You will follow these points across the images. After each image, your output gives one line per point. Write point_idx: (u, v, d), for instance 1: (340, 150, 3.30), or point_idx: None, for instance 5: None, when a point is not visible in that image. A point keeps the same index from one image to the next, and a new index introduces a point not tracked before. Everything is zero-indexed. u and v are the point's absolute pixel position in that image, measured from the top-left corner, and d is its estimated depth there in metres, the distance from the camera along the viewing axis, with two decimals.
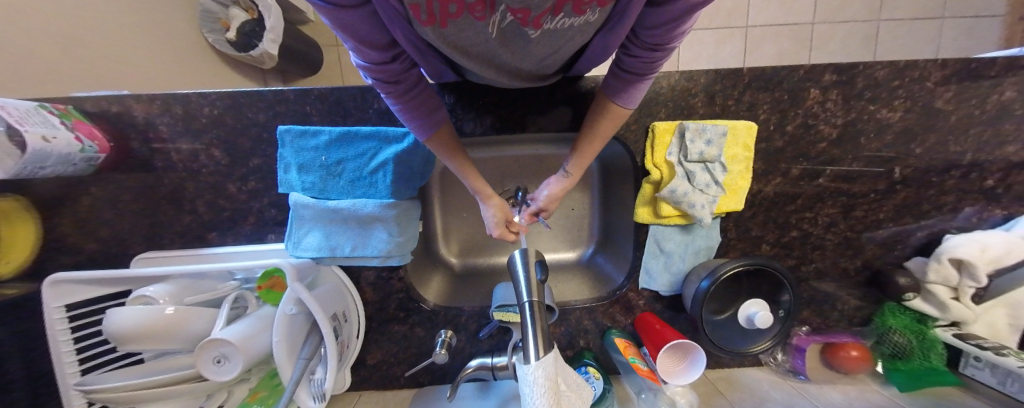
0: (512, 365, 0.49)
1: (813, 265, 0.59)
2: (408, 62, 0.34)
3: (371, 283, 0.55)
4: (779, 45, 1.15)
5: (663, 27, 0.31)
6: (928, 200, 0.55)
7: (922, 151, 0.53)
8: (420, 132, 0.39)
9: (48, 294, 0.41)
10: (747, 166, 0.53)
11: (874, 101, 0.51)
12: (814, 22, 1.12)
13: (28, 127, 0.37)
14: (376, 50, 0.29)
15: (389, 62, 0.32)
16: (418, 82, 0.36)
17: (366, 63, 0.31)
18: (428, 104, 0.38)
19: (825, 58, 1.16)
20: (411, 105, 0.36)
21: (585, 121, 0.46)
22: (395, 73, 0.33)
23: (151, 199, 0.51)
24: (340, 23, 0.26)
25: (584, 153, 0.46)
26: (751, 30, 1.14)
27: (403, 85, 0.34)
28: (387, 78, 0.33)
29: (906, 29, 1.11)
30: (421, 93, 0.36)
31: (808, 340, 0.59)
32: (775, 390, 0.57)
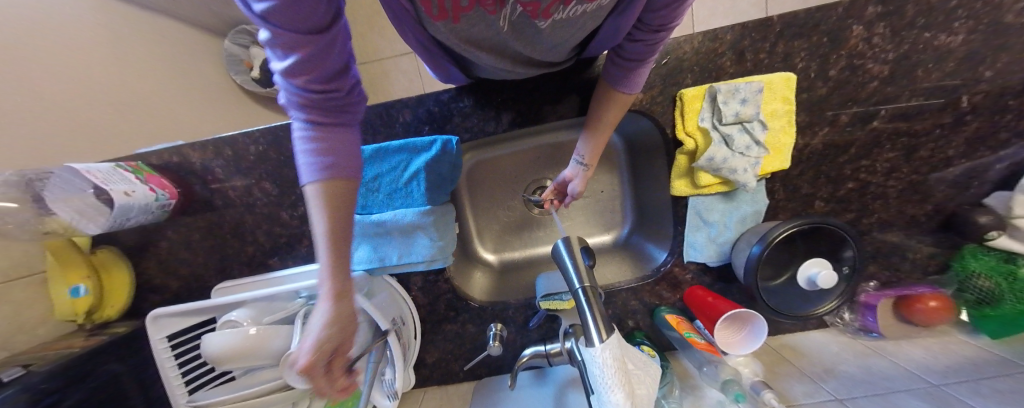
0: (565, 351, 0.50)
1: (875, 217, 0.54)
2: (343, 103, 0.27)
3: (420, 288, 0.57)
4: None
5: (667, 9, 0.32)
6: (1005, 128, 0.49)
7: (993, 74, 0.47)
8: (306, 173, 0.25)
9: (152, 328, 0.47)
10: (790, 121, 0.50)
11: (931, 28, 0.46)
12: None
13: (112, 186, 0.42)
14: (299, 63, 0.22)
15: (320, 91, 0.25)
16: (342, 128, 0.27)
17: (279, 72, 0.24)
18: (340, 152, 0.27)
19: None
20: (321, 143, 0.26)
21: (591, 109, 0.48)
22: (323, 102, 0.25)
23: (218, 235, 0.56)
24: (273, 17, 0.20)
25: (596, 135, 0.48)
26: None
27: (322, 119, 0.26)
28: (309, 104, 0.25)
29: None
30: (345, 139, 0.27)
31: (878, 296, 0.55)
32: (845, 352, 0.54)
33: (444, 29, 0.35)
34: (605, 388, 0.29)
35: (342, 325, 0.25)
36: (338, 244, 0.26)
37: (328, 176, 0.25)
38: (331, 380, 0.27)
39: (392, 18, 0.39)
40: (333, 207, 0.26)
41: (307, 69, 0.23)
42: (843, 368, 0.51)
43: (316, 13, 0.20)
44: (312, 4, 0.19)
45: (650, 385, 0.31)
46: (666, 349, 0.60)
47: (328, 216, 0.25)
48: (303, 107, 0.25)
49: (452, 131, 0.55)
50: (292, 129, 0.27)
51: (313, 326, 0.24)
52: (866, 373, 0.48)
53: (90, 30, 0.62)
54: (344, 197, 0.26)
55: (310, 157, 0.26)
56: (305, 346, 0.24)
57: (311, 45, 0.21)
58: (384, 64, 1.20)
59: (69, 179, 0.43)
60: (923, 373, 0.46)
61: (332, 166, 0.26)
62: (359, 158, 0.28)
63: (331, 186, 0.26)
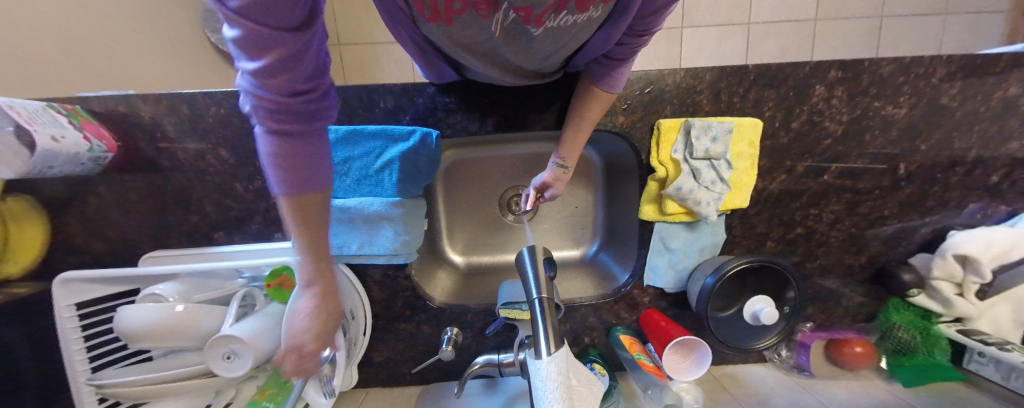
0: (518, 362, 0.49)
1: (818, 262, 0.59)
2: (318, 110, 0.25)
3: (377, 282, 0.55)
4: (782, 40, 1.14)
5: (655, 13, 0.35)
6: (933, 196, 0.55)
7: (926, 147, 0.53)
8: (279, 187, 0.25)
9: (58, 293, 0.41)
10: (753, 163, 0.53)
11: (880, 98, 0.51)
12: (817, 17, 1.12)
13: (37, 128, 0.37)
14: (276, 75, 0.20)
15: (292, 101, 0.22)
16: (315, 133, 0.26)
17: (251, 83, 0.21)
18: (315, 162, 0.26)
19: (827, 54, 1.15)
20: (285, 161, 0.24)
21: (571, 109, 0.49)
22: (294, 114, 0.23)
23: (158, 199, 0.51)
24: (247, 29, 0.17)
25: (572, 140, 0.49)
26: (753, 27, 1.13)
27: (295, 134, 0.24)
28: (277, 111, 0.22)
29: (907, 24, 1.11)
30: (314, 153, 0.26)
31: (812, 336, 0.59)
32: (777, 387, 0.57)
33: (437, 31, 0.34)
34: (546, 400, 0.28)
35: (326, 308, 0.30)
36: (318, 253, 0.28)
37: (299, 188, 0.25)
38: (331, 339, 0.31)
39: (387, 16, 0.39)
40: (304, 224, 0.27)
41: (284, 79, 0.20)
42: (775, 401, 0.54)
43: (293, 14, 0.18)
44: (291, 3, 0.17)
45: (591, 401, 0.31)
46: (617, 369, 0.61)
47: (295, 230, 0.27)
48: (272, 114, 0.22)
49: (433, 125, 0.54)
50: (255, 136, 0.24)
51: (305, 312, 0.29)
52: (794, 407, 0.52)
53: None
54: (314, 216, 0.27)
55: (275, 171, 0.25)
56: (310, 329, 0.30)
57: (291, 49, 0.19)
58: (376, 48, 1.17)
59: None
60: None
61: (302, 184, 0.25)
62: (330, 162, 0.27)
63: (302, 201, 0.26)
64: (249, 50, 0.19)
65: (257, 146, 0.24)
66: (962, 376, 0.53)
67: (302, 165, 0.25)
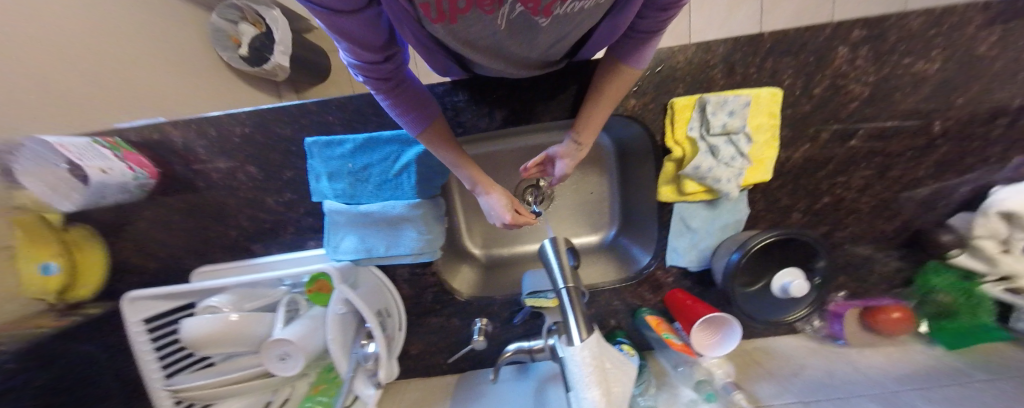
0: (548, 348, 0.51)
1: (848, 230, 0.57)
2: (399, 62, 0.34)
3: (406, 280, 0.57)
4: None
5: None
6: (971, 153, 0.52)
7: (963, 102, 0.50)
8: (412, 128, 0.38)
9: (127, 310, 0.46)
10: (773, 135, 0.52)
11: (909, 54, 0.48)
12: None
13: (87, 162, 0.40)
14: (368, 51, 0.29)
15: (381, 62, 0.31)
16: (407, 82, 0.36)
17: (357, 62, 0.31)
18: (417, 101, 0.38)
19: (849, 11, 1.08)
20: (402, 104, 0.36)
21: (590, 92, 0.46)
22: (387, 70, 0.33)
23: (199, 218, 0.55)
24: (337, 23, 0.25)
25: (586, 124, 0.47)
26: None
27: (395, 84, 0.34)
28: (378, 74, 0.32)
29: None
30: (412, 91, 0.37)
31: (845, 306, 0.58)
32: (811, 358, 0.57)
33: (442, 31, 0.35)
34: (582, 384, 0.30)
35: (496, 189, 0.46)
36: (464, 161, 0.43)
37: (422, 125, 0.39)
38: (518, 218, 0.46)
39: None
40: (444, 140, 0.41)
41: (371, 49, 0.29)
42: (808, 372, 0.53)
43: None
44: None
45: (626, 382, 0.33)
46: (645, 349, 0.62)
47: (445, 144, 0.41)
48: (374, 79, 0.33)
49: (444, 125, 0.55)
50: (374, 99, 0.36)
51: (491, 201, 0.45)
52: (828, 377, 0.51)
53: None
54: (441, 131, 0.41)
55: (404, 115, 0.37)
56: (495, 210, 0.45)
57: (367, 27, 0.27)
58: None
59: (33, 151, 0.40)
60: (881, 379, 0.49)
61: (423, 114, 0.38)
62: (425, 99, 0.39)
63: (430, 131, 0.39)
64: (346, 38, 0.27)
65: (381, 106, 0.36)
66: (1009, 337, 0.51)
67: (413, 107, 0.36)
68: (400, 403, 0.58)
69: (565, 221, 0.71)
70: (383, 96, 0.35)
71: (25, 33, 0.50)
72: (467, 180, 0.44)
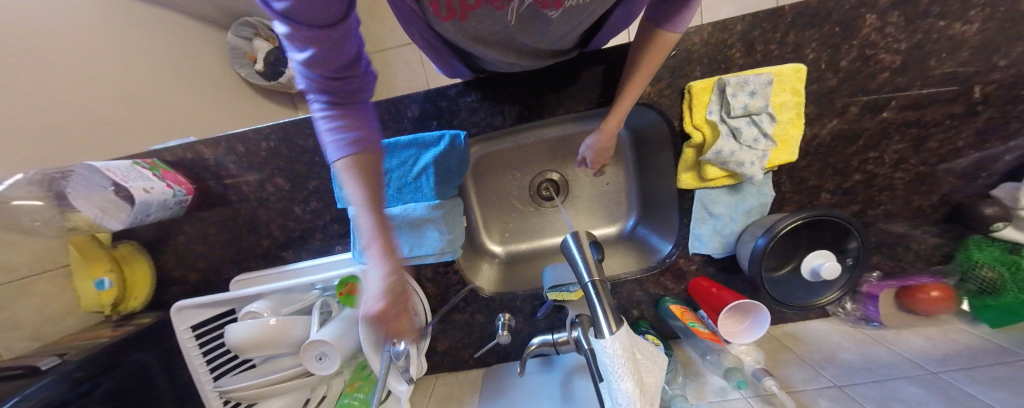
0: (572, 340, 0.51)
1: (881, 208, 0.55)
2: (360, 88, 0.31)
3: (430, 279, 0.59)
4: None
5: None
6: (1017, 117, 0.49)
7: (1007, 63, 0.47)
8: (336, 151, 0.28)
9: (176, 319, 0.49)
10: (798, 113, 0.50)
11: (945, 16, 0.45)
12: None
13: (131, 183, 0.43)
14: (324, 60, 0.26)
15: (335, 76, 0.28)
16: (356, 107, 0.30)
17: (305, 70, 0.27)
18: (362, 126, 0.29)
19: None
20: (338, 121, 0.29)
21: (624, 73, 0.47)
22: (341, 88, 0.29)
23: (232, 230, 0.58)
24: (294, 12, 0.23)
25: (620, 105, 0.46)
26: None
27: (341, 101, 0.29)
28: (328, 89, 0.28)
29: None
30: (364, 118, 0.30)
31: (881, 286, 0.55)
32: (846, 341, 0.55)
33: (452, 29, 0.36)
34: (615, 374, 0.31)
35: (398, 257, 0.23)
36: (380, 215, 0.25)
37: (354, 150, 0.28)
38: (390, 319, 0.21)
39: (401, 19, 0.43)
40: (365, 173, 0.27)
41: (329, 56, 0.26)
42: (843, 355, 0.52)
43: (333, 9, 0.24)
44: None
45: (658, 372, 0.33)
46: (671, 338, 0.62)
47: (360, 178, 0.27)
48: (322, 92, 0.28)
49: (459, 126, 0.55)
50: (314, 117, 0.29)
51: (371, 269, 0.22)
52: (865, 360, 0.50)
53: (94, 28, 0.61)
54: (373, 166, 0.28)
55: (335, 138, 0.28)
56: (369, 288, 0.22)
57: (331, 32, 0.25)
58: (387, 55, 1.19)
59: (86, 177, 0.45)
60: (922, 360, 0.47)
61: (359, 141, 0.28)
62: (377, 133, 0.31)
63: (357, 160, 0.28)
64: (299, 42, 0.25)
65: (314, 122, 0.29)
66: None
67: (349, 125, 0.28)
68: (432, 399, 0.60)
69: (583, 214, 0.71)
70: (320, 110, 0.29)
71: (48, 65, 0.53)
72: (361, 229, 0.25)
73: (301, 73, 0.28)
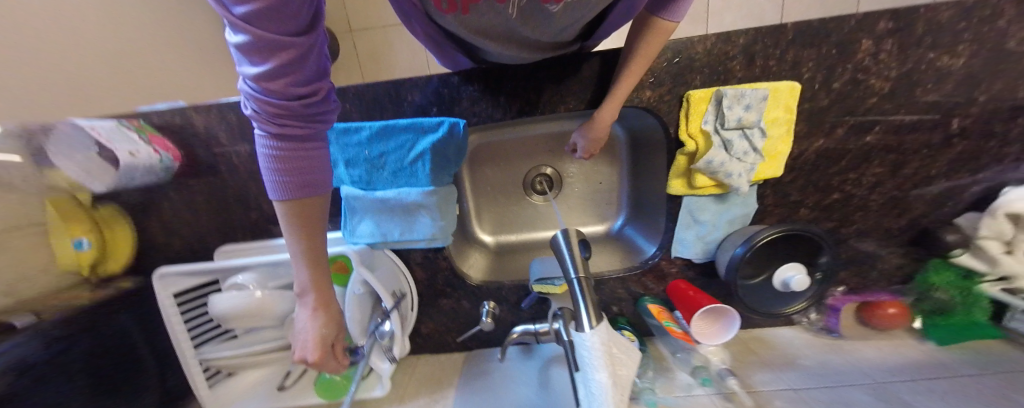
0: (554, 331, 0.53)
1: (854, 227, 0.58)
2: (317, 115, 0.30)
3: (419, 264, 0.59)
4: None
5: None
6: (988, 152, 0.52)
7: (985, 99, 0.49)
8: (280, 189, 0.29)
9: (158, 285, 0.48)
10: (789, 130, 0.51)
11: (935, 48, 0.47)
12: None
13: (115, 145, 0.44)
14: (282, 86, 0.25)
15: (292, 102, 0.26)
16: (310, 138, 0.30)
17: (258, 91, 0.25)
18: (312, 163, 0.30)
19: None
20: (287, 154, 0.28)
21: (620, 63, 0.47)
22: (297, 112, 0.27)
23: (220, 200, 0.56)
24: (253, 34, 0.21)
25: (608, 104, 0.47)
26: None
27: (296, 131, 0.28)
28: (281, 116, 0.27)
29: None
30: (313, 152, 0.30)
31: (844, 300, 0.59)
32: (807, 348, 0.59)
33: (454, 21, 0.37)
34: (593, 366, 0.32)
35: (328, 312, 0.35)
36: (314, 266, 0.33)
37: (299, 193, 0.30)
38: (321, 363, 0.34)
39: (402, 15, 0.45)
40: (302, 221, 0.31)
41: (287, 85, 0.25)
42: (802, 361, 0.56)
43: (296, 28, 0.23)
44: (294, 16, 0.22)
45: (632, 366, 0.35)
46: (646, 334, 0.65)
47: (298, 230, 0.31)
48: (274, 117, 0.27)
49: (458, 114, 0.55)
50: (254, 141, 0.28)
51: (306, 322, 0.34)
52: (822, 367, 0.54)
53: None
54: (312, 211, 0.31)
55: (277, 175, 0.29)
56: (308, 337, 0.34)
57: (291, 62, 0.24)
58: (388, 31, 1.16)
59: (69, 136, 0.44)
60: (872, 370, 0.51)
61: (303, 183, 0.29)
62: (325, 167, 0.32)
63: (298, 204, 0.30)
64: (256, 55, 0.22)
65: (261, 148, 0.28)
66: (995, 332, 0.53)
67: (297, 164, 0.29)
68: (412, 379, 0.62)
69: (574, 211, 0.72)
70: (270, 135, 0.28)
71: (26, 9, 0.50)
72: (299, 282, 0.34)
73: (248, 89, 0.25)
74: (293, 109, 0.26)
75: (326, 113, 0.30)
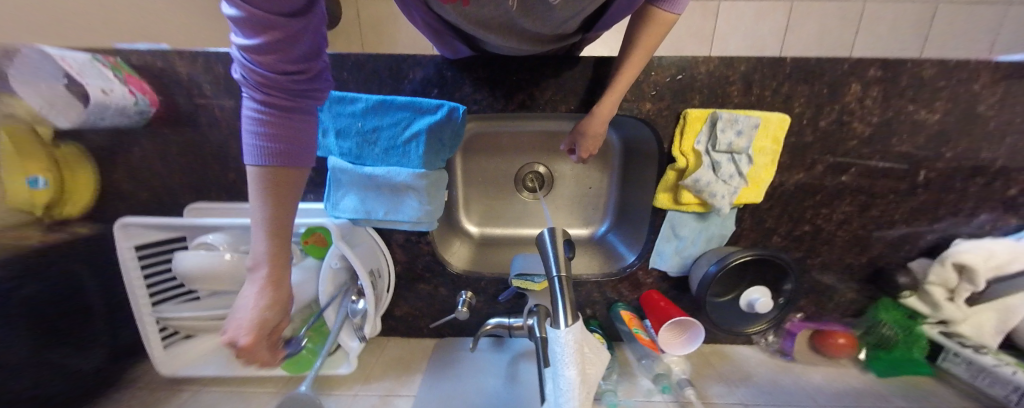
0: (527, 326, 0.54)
1: (819, 259, 0.61)
2: (306, 92, 0.30)
3: (400, 245, 0.58)
4: (823, 22, 1.08)
5: None
6: (947, 204, 0.56)
7: (951, 155, 0.53)
8: (256, 157, 0.28)
9: (119, 234, 0.46)
10: (774, 159, 0.54)
11: (915, 101, 0.50)
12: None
13: (88, 80, 0.41)
14: (272, 58, 0.25)
15: (280, 74, 0.26)
16: (297, 112, 0.30)
17: (249, 61, 0.25)
18: (296, 137, 0.29)
19: (866, 45, 1.10)
20: (270, 124, 0.28)
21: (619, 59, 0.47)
22: (285, 85, 0.27)
23: (197, 155, 0.54)
24: (248, 4, 0.21)
25: (602, 106, 0.48)
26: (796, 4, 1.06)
27: (282, 103, 0.28)
28: (269, 86, 0.27)
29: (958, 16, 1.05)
30: (299, 125, 0.30)
31: (800, 326, 0.63)
32: (761, 367, 0.62)
33: (452, 11, 0.38)
34: (562, 361, 0.33)
35: (277, 291, 0.30)
36: (277, 240, 0.30)
37: (275, 163, 0.29)
38: (256, 343, 0.29)
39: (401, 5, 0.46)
40: (274, 192, 0.29)
41: (277, 57, 0.25)
42: (756, 379, 0.59)
43: (292, 3, 0.23)
44: None
45: (600, 367, 0.36)
46: (615, 339, 0.66)
47: (267, 201, 0.29)
48: (262, 87, 0.27)
49: (459, 100, 0.54)
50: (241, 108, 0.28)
51: (251, 298, 0.30)
52: (773, 386, 0.57)
53: None
54: (289, 182, 0.30)
55: (256, 142, 0.28)
56: (243, 316, 0.29)
57: (283, 36, 0.24)
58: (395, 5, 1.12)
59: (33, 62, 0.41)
60: (816, 394, 0.55)
61: (282, 153, 0.28)
62: (308, 143, 0.31)
63: (274, 175, 0.29)
64: (250, 26, 0.23)
65: (246, 116, 0.28)
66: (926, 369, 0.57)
67: (280, 135, 0.28)
68: (379, 358, 0.61)
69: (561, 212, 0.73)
70: (256, 105, 0.28)
71: None
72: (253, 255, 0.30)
73: (241, 58, 0.26)
74: (280, 80, 0.26)
75: (316, 91, 0.30)
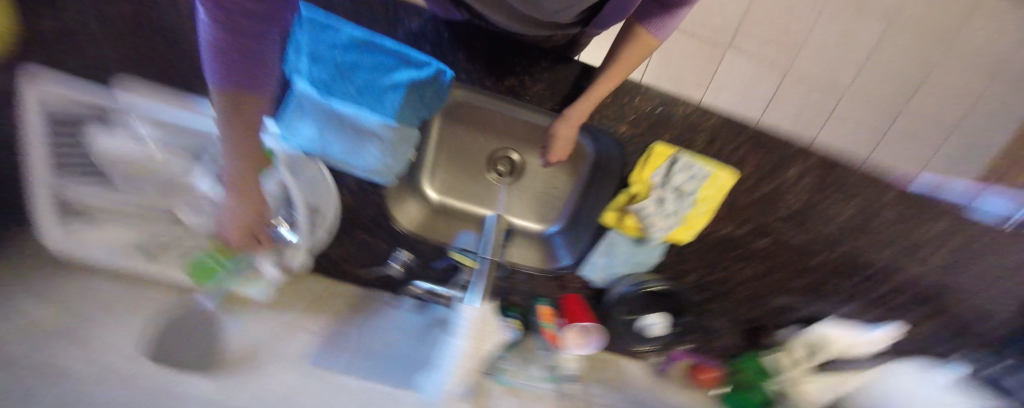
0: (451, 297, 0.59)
1: (721, 305, 0.70)
2: (278, 9, 0.23)
3: (350, 190, 0.57)
4: (805, 100, 1.16)
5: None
6: (825, 287, 0.68)
7: (844, 248, 0.63)
8: (218, 77, 0.24)
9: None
10: (712, 210, 0.60)
11: (834, 195, 0.59)
12: (843, 92, 1.15)
13: None
14: None
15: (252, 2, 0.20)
16: (264, 33, 0.23)
17: None
18: (262, 59, 0.25)
19: (835, 132, 1.20)
20: (233, 49, 0.23)
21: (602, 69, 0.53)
22: (255, 11, 0.21)
23: None
24: None
25: (582, 101, 0.52)
26: (789, 76, 1.13)
27: (250, 29, 0.22)
28: (235, 11, 0.20)
29: (907, 134, 1.19)
30: (265, 45, 0.24)
31: (681, 355, 0.73)
32: (643, 382, 0.72)
33: None
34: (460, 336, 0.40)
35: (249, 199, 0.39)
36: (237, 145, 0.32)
37: (240, 86, 0.26)
38: (250, 227, 0.43)
39: None
40: (234, 109, 0.27)
41: None
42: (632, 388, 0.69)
43: None
44: None
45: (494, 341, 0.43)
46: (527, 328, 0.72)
47: (228, 115, 0.28)
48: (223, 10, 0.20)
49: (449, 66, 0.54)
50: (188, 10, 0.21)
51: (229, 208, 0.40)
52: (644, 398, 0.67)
53: None
54: (249, 101, 0.28)
55: (216, 61, 0.23)
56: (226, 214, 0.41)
57: None
58: None
59: None
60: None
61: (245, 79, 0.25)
62: (274, 59, 0.26)
63: (236, 95, 0.26)
64: None
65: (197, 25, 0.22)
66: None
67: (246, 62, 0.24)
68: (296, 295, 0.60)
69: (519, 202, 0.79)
70: (212, 25, 0.21)
71: None
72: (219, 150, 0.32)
73: None
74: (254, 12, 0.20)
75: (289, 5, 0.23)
